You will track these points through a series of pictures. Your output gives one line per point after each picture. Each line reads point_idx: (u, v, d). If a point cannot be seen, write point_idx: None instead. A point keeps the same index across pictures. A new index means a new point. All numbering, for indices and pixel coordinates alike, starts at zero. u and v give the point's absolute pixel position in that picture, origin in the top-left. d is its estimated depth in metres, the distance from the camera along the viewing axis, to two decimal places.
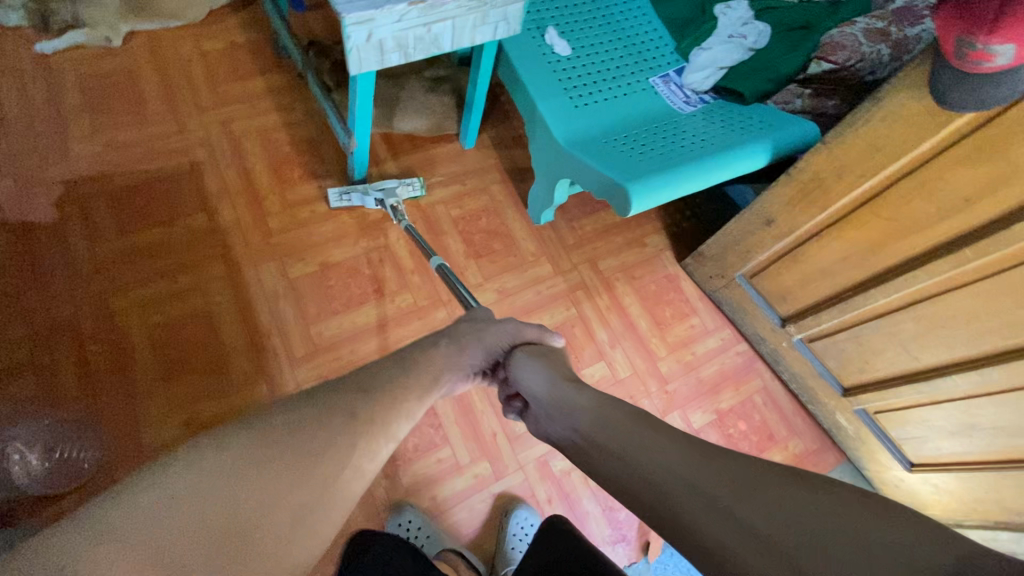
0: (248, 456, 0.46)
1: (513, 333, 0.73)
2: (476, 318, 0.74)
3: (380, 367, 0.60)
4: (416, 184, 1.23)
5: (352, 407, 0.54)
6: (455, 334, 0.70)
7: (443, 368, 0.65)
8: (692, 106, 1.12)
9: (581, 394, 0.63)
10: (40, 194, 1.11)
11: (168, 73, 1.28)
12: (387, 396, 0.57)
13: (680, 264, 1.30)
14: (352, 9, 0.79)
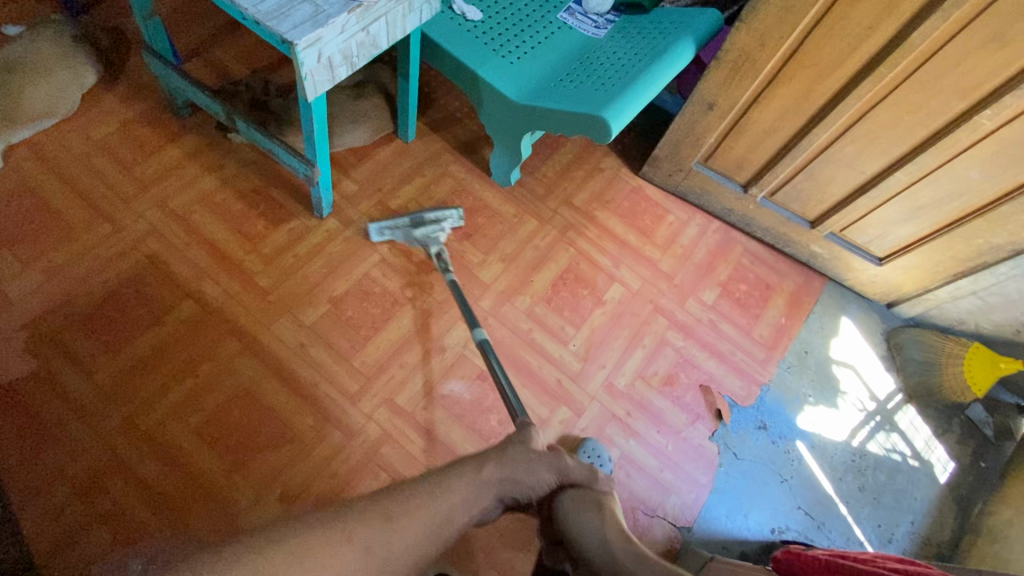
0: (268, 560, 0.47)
1: (555, 468, 0.66)
2: (528, 438, 0.69)
3: (421, 484, 0.59)
4: (456, 218, 1.24)
5: (382, 524, 0.54)
6: (500, 454, 0.66)
7: (505, 481, 0.64)
8: (603, 29, 1.20)
9: (633, 554, 0.54)
10: (1, 350, 1.00)
11: (71, 176, 1.16)
12: (418, 514, 0.56)
13: (638, 175, 1.41)
14: (299, 33, 0.78)
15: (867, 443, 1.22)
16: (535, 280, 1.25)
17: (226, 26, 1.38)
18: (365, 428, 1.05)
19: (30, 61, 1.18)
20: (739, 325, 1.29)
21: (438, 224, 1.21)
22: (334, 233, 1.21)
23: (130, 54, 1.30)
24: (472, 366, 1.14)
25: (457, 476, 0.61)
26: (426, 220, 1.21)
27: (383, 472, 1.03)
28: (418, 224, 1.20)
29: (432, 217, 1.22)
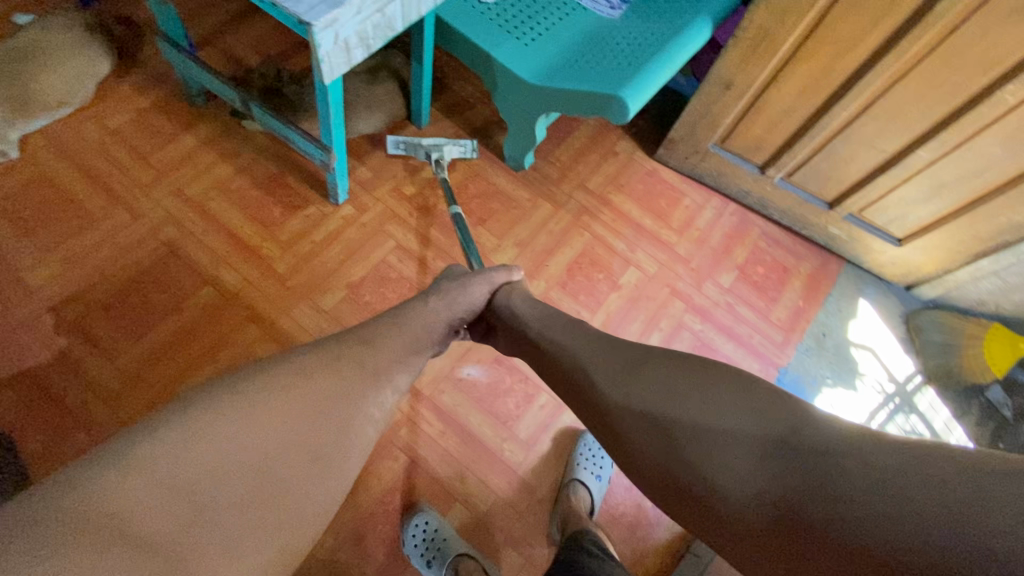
0: (240, 409, 0.49)
1: (488, 284, 0.83)
2: (456, 277, 0.82)
3: (379, 323, 0.69)
4: (467, 149, 1.26)
5: (352, 357, 0.60)
6: (443, 291, 0.78)
7: (450, 301, 0.77)
8: (619, 9, 1.18)
9: (537, 316, 0.74)
10: (25, 336, 1.02)
11: (89, 164, 1.17)
12: (393, 343, 0.66)
13: (654, 158, 1.40)
14: (316, 15, 0.78)
15: (886, 425, 1.22)
16: (551, 265, 1.25)
17: (238, 14, 1.38)
18: None
19: (43, 47, 1.17)
20: (756, 307, 1.29)
21: (449, 142, 1.24)
22: (349, 220, 1.21)
23: (144, 43, 1.30)
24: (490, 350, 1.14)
25: (409, 313, 0.73)
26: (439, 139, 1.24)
27: (402, 455, 1.04)
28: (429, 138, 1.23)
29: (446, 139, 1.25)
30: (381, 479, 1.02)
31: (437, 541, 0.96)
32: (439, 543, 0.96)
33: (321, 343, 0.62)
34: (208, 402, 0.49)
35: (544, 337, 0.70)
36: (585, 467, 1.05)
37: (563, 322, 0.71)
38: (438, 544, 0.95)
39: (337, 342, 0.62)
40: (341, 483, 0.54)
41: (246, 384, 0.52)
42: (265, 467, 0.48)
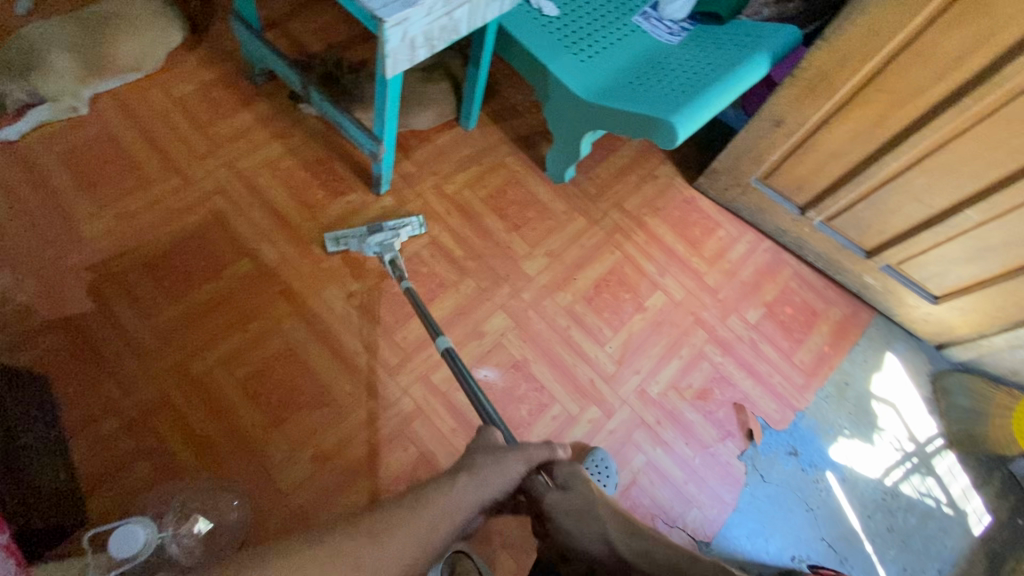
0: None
1: (524, 460, 0.69)
2: (489, 448, 0.70)
3: (396, 508, 0.60)
4: (416, 224, 1.21)
5: (349, 554, 0.55)
6: (472, 466, 0.67)
7: (488, 483, 0.66)
8: (677, 36, 1.19)
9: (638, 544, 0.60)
10: (72, 284, 1.06)
11: (150, 129, 1.22)
12: (401, 534, 0.58)
13: (693, 186, 1.41)
14: (390, 12, 0.81)
15: (901, 484, 1.19)
16: (579, 279, 1.26)
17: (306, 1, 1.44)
18: (400, 401, 1.08)
19: (126, 15, 1.23)
20: (780, 348, 1.27)
21: (397, 233, 1.17)
22: (389, 211, 1.25)
23: (215, 20, 1.36)
24: (509, 355, 1.16)
25: (434, 491, 0.63)
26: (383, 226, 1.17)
27: (412, 446, 1.05)
28: (375, 230, 1.16)
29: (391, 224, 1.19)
30: (389, 468, 1.03)
31: None
32: None
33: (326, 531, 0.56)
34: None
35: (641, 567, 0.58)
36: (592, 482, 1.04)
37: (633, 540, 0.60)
38: None
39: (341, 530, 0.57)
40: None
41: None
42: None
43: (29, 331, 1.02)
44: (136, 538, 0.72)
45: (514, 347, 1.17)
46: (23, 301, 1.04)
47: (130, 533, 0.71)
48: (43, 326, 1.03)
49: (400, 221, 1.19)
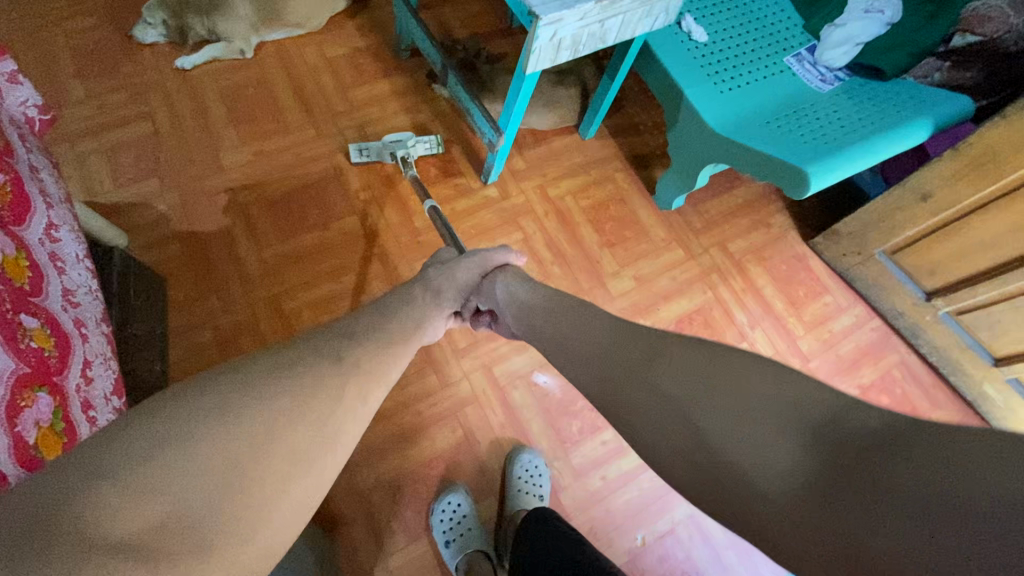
0: (212, 424, 0.42)
1: (479, 263, 0.84)
2: (441, 264, 0.83)
3: (367, 311, 0.67)
4: (432, 141, 1.22)
5: (322, 359, 0.53)
6: (426, 280, 0.79)
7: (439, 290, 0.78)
8: (829, 84, 1.13)
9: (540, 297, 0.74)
10: (204, 203, 1.18)
11: (299, 81, 1.33)
12: (377, 342, 0.61)
13: (807, 243, 1.32)
14: (547, 11, 0.82)
15: None
16: (662, 310, 1.21)
17: None
18: (459, 384, 1.09)
19: None
20: None
21: (414, 142, 1.20)
22: (491, 201, 1.28)
23: None
24: None
25: (395, 297, 0.73)
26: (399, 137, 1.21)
27: (460, 429, 1.06)
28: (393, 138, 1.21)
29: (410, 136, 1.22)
30: (434, 445, 1.05)
31: (462, 525, 0.98)
32: (462, 529, 0.98)
33: (313, 338, 0.57)
34: (167, 411, 0.42)
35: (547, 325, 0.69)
36: (523, 492, 1.00)
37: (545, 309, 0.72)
38: (462, 529, 0.98)
39: (306, 351, 0.54)
40: (303, 494, 0.46)
41: (219, 395, 0.45)
42: (230, 476, 0.41)
43: (161, 236, 1.14)
44: None
45: None
46: (162, 209, 1.17)
47: None
48: (173, 235, 1.15)
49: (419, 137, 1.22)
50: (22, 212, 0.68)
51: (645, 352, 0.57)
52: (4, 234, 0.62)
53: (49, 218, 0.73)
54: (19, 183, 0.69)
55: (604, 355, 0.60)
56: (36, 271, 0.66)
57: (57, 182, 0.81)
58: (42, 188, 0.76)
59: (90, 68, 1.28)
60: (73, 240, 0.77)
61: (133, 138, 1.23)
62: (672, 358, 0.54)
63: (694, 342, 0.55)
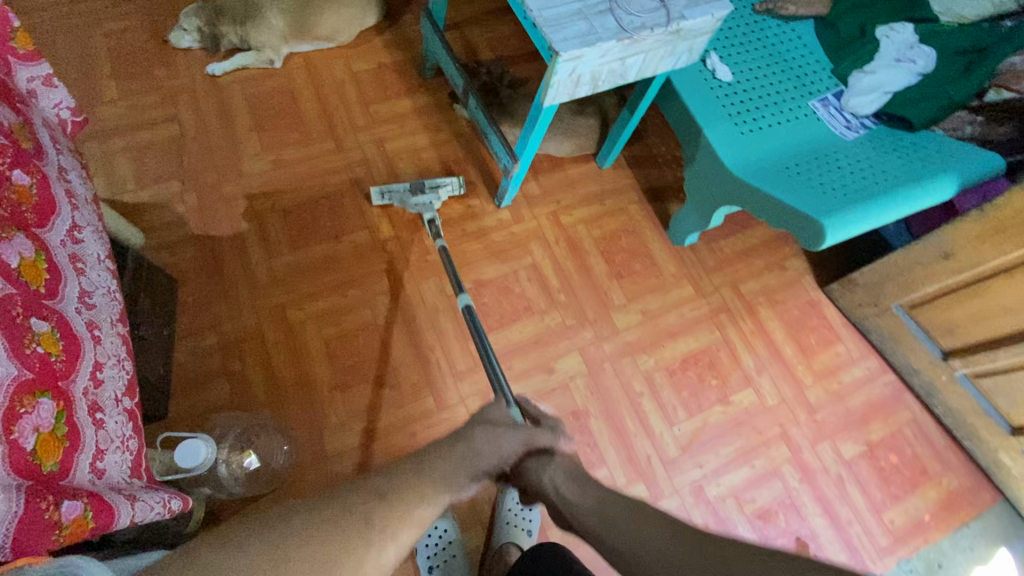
0: (278, 546, 0.47)
1: (524, 439, 0.67)
2: (491, 421, 0.66)
3: (428, 450, 0.60)
4: (455, 185, 1.19)
5: (385, 490, 0.54)
6: (470, 437, 0.63)
7: (481, 458, 0.61)
8: (855, 131, 1.10)
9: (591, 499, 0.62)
10: (220, 208, 1.20)
11: (324, 93, 1.35)
12: (439, 473, 0.58)
13: (822, 289, 1.29)
14: (567, 47, 0.82)
15: None
16: (667, 347, 1.19)
17: (491, 12, 1.52)
18: (455, 408, 1.10)
19: None
20: (871, 497, 1.12)
21: (438, 194, 1.17)
22: (503, 224, 1.28)
23: (408, 10, 1.48)
24: (572, 401, 1.12)
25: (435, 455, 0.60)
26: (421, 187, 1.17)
27: None
28: (416, 190, 1.17)
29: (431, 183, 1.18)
30: None
31: (446, 552, 0.98)
32: (446, 555, 0.98)
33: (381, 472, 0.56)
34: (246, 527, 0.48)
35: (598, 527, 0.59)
36: (511, 525, 0.99)
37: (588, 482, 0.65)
38: (445, 555, 0.98)
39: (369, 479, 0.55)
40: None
41: (289, 515, 0.49)
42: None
43: (176, 238, 1.17)
44: (197, 454, 0.79)
45: (580, 394, 1.13)
46: (180, 212, 1.19)
47: (193, 449, 0.79)
48: (188, 237, 1.17)
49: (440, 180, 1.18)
50: (44, 215, 0.69)
51: (701, 558, 0.52)
52: (23, 236, 0.64)
53: (72, 219, 0.75)
54: (44, 186, 0.71)
55: (667, 558, 0.53)
56: (54, 275, 0.67)
57: (85, 184, 0.83)
58: (69, 190, 0.78)
59: (125, 70, 1.32)
60: (96, 241, 0.78)
61: (159, 140, 1.26)
62: (737, 566, 0.50)
63: (763, 556, 0.50)
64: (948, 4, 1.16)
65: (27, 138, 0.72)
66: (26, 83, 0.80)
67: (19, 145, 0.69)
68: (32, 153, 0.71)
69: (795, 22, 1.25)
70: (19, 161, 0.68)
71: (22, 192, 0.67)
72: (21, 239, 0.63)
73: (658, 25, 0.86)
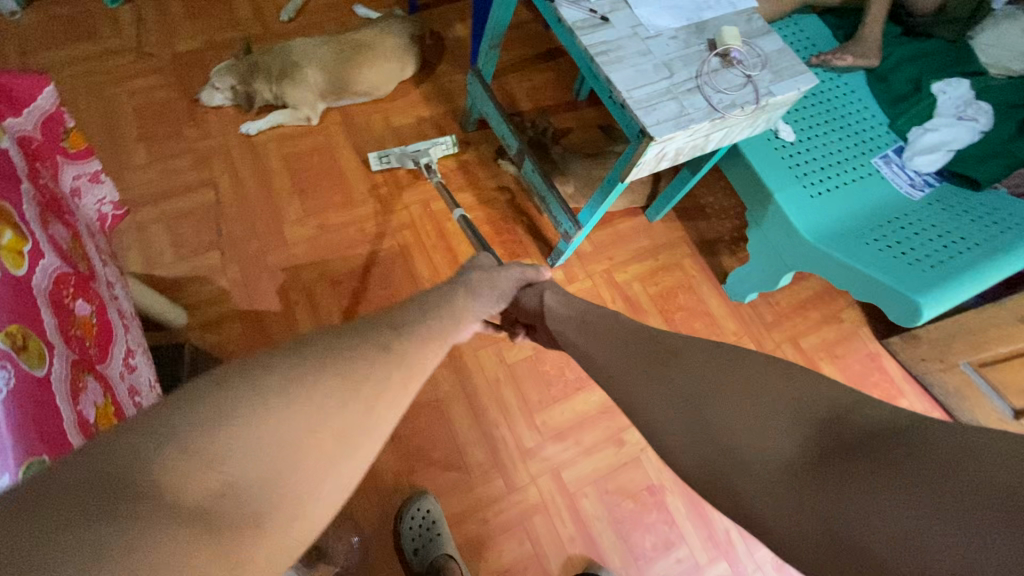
0: (278, 396, 0.33)
1: (517, 275, 0.70)
2: (482, 265, 0.70)
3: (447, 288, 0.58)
4: (448, 142, 1.22)
5: (382, 339, 0.42)
6: (466, 278, 0.65)
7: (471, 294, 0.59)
8: (919, 191, 1.10)
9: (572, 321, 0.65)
10: (265, 278, 1.14)
11: (364, 150, 1.30)
12: (417, 335, 0.45)
13: (880, 341, 1.28)
14: (662, 131, 0.79)
15: None
16: None
17: (526, 59, 1.49)
18: (527, 489, 1.04)
19: (374, 41, 1.29)
20: None
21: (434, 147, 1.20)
22: (557, 284, 1.24)
23: (443, 60, 1.44)
24: (646, 474, 1.09)
25: (437, 296, 0.55)
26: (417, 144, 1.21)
27: (529, 540, 1.01)
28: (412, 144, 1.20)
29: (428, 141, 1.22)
30: (501, 558, 1.00)
31: (431, 531, 0.96)
32: (433, 535, 0.95)
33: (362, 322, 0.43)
34: (230, 389, 0.33)
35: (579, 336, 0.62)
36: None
37: (604, 324, 0.62)
38: (432, 536, 0.95)
39: (366, 325, 0.43)
40: (348, 473, 0.35)
41: (285, 364, 0.35)
42: (291, 456, 0.33)
43: (220, 314, 1.10)
44: None
45: (653, 468, 1.09)
46: (222, 284, 1.13)
47: None
48: (235, 313, 1.11)
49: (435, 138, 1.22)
50: (105, 347, 0.62)
51: (660, 354, 0.52)
52: (93, 380, 0.57)
53: (126, 344, 0.68)
54: (102, 312, 0.65)
55: (621, 366, 0.54)
56: (120, 417, 0.60)
57: (130, 297, 0.76)
58: (120, 309, 0.72)
59: (154, 130, 1.25)
60: (146, 365, 0.72)
61: (195, 206, 1.19)
62: (684, 354, 0.51)
63: (714, 349, 0.50)
64: (995, 57, 1.16)
65: (82, 258, 0.66)
66: (72, 182, 0.74)
67: (78, 268, 0.63)
68: (89, 275, 0.65)
69: (847, 74, 1.22)
70: (80, 288, 0.62)
71: (85, 325, 0.60)
72: (92, 385, 0.57)
73: (748, 103, 0.83)
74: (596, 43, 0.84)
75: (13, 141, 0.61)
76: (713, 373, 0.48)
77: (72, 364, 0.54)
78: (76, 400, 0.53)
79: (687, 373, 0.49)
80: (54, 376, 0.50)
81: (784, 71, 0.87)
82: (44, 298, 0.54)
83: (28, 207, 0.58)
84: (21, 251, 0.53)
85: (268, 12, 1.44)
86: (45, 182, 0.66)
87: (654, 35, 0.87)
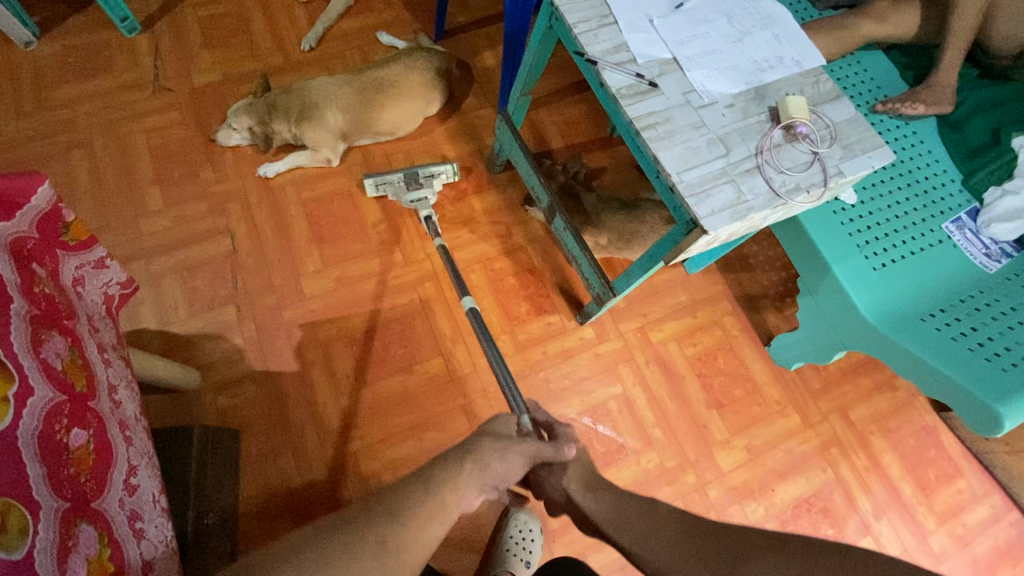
0: None
1: (532, 452, 0.64)
2: (496, 433, 0.63)
3: (456, 463, 0.58)
4: (450, 174, 1.10)
5: (378, 529, 0.48)
6: (478, 452, 0.60)
7: (473, 484, 0.57)
8: (995, 261, 0.99)
9: (601, 503, 0.67)
10: (282, 336, 1.10)
11: (386, 194, 1.24)
12: (418, 520, 0.51)
13: (938, 413, 1.17)
14: (718, 223, 0.70)
15: None
16: (777, 491, 1.09)
17: (558, 90, 1.40)
18: None
19: (398, 78, 1.21)
20: None
21: (434, 185, 1.08)
22: (587, 343, 1.16)
23: (470, 93, 1.37)
24: None
25: (440, 474, 0.56)
26: (418, 185, 1.07)
27: None
28: (412, 187, 1.07)
29: (427, 174, 1.09)
30: None
31: None
32: None
33: (354, 507, 0.50)
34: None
35: (618, 535, 0.64)
36: (512, 554, 0.94)
37: (638, 513, 0.64)
38: None
39: (360, 515, 0.50)
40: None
41: (298, 561, 0.44)
42: None
43: (235, 376, 1.06)
44: None
45: None
46: (237, 343, 1.08)
47: None
48: (249, 375, 1.06)
49: (436, 169, 1.08)
50: (102, 476, 0.57)
51: (727, 556, 0.56)
52: (87, 526, 0.52)
53: (128, 461, 0.63)
54: (101, 433, 0.59)
55: (679, 556, 0.58)
56: (117, 560, 0.54)
57: (134, 398, 0.71)
58: (122, 419, 0.66)
59: (170, 172, 1.20)
60: (152, 477, 0.68)
61: (211, 256, 1.14)
62: (750, 559, 0.55)
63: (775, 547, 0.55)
64: None
65: (80, 375, 0.60)
66: (75, 273, 0.69)
67: (75, 391, 0.57)
68: (87, 394, 0.60)
69: (916, 120, 1.10)
70: (76, 416, 0.56)
71: (81, 457, 0.55)
72: (85, 534, 0.52)
73: (815, 186, 0.74)
74: (643, 114, 0.76)
75: (2, 249, 0.55)
76: (774, 557, 0.54)
77: (61, 516, 0.49)
78: (65, 560, 0.48)
79: (749, 566, 0.54)
80: (38, 546, 0.46)
81: (856, 144, 0.77)
82: (30, 444, 0.49)
83: (18, 331, 0.52)
84: (4, 397, 0.48)
85: (289, 41, 1.37)
86: (41, 285, 0.60)
87: (709, 101, 0.77)
